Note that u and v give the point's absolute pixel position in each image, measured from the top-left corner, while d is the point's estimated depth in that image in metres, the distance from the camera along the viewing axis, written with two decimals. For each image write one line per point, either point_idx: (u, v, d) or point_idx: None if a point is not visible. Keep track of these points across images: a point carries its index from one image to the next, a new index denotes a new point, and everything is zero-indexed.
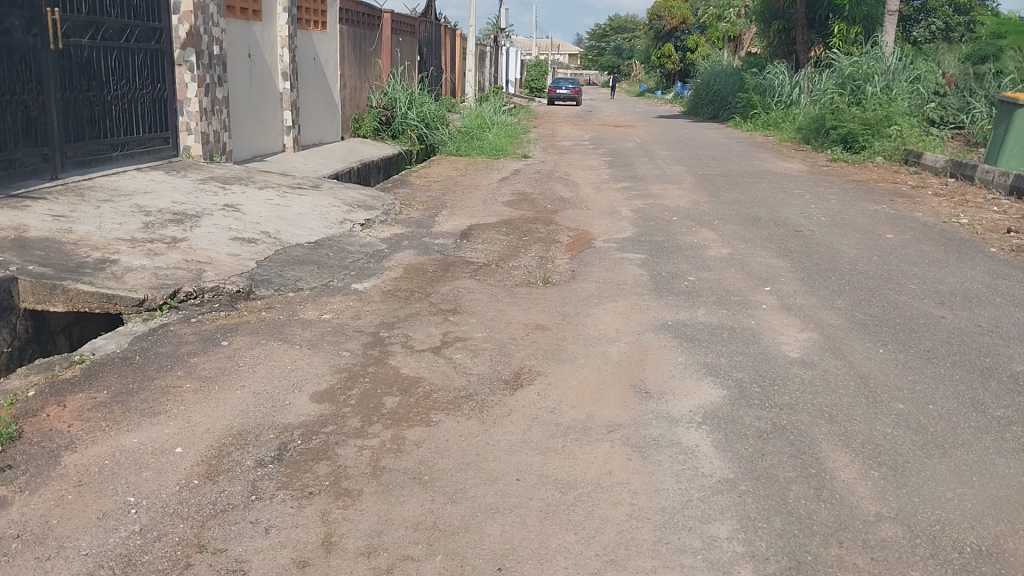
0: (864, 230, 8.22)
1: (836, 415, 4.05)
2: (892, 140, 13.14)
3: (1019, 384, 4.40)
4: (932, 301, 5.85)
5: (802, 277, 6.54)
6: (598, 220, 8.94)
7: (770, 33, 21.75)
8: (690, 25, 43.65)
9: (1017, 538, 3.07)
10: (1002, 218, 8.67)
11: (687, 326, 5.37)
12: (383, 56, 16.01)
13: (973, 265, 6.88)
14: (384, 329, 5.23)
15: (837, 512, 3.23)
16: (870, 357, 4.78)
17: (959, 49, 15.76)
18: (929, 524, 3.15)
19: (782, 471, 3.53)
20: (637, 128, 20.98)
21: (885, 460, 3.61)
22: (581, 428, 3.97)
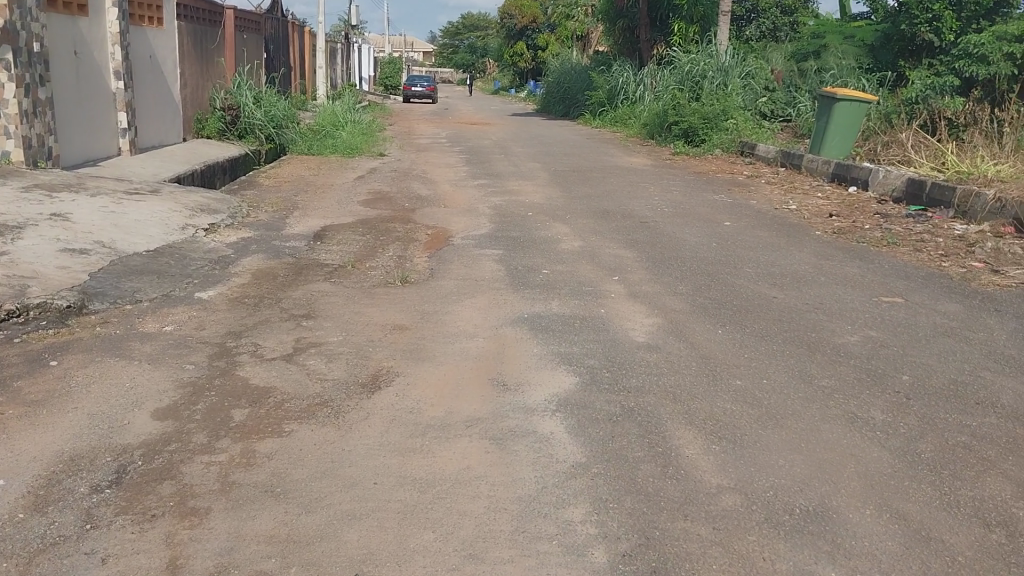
0: (705, 219, 8.68)
1: (679, 394, 4.26)
2: (729, 133, 13.98)
3: (840, 354, 4.80)
4: (765, 283, 6.27)
5: (649, 265, 6.83)
6: (456, 217, 8.97)
7: (615, 32, 22.57)
8: (541, 24, 44.48)
9: (840, 497, 3.34)
10: (825, 203, 9.41)
11: (542, 318, 5.49)
12: (227, 53, 15.35)
13: (802, 247, 7.42)
14: (231, 339, 5.02)
15: (682, 486, 3.41)
16: (711, 338, 5.07)
17: (784, 47, 16.94)
18: (764, 490, 3.39)
19: (631, 451, 3.68)
20: (494, 126, 21.20)
21: (724, 434, 3.84)
22: (439, 425, 3.97)
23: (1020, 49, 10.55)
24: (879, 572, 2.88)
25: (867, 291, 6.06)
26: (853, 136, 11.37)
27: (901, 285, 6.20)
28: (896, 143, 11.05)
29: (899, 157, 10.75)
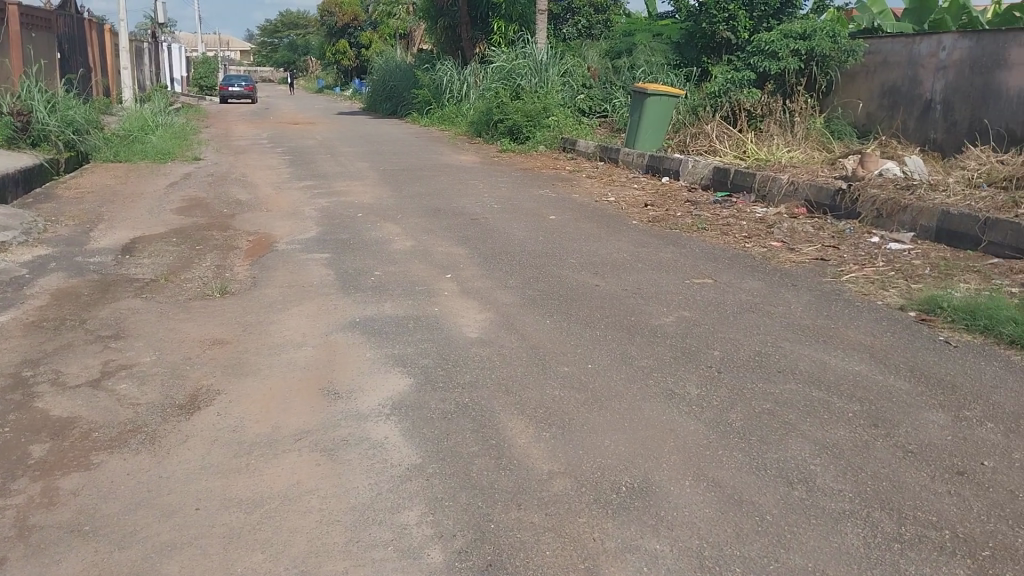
0: (531, 213, 8.89)
1: (511, 386, 4.34)
2: (551, 130, 14.41)
3: (657, 335, 5.08)
4: (589, 272, 6.51)
5: (479, 261, 6.90)
6: (280, 221, 8.64)
7: (437, 31, 22.59)
8: (362, 22, 43.75)
9: (662, 471, 3.53)
10: (643, 193, 9.92)
11: (373, 321, 5.40)
12: (12, 53, 13.94)
13: (622, 236, 7.77)
14: (27, 367, 4.57)
15: (515, 477, 3.47)
16: (540, 329, 5.20)
17: (599, 44, 17.61)
18: (593, 471, 3.52)
19: (465, 447, 3.70)
20: (318, 125, 20.63)
21: (554, 421, 3.95)
22: (267, 441, 3.82)
23: (804, 46, 11.33)
24: (698, 538, 3.07)
25: (681, 274, 6.44)
26: (665, 128, 12.08)
27: (710, 267, 6.64)
28: (702, 134, 11.79)
29: (705, 148, 11.50)
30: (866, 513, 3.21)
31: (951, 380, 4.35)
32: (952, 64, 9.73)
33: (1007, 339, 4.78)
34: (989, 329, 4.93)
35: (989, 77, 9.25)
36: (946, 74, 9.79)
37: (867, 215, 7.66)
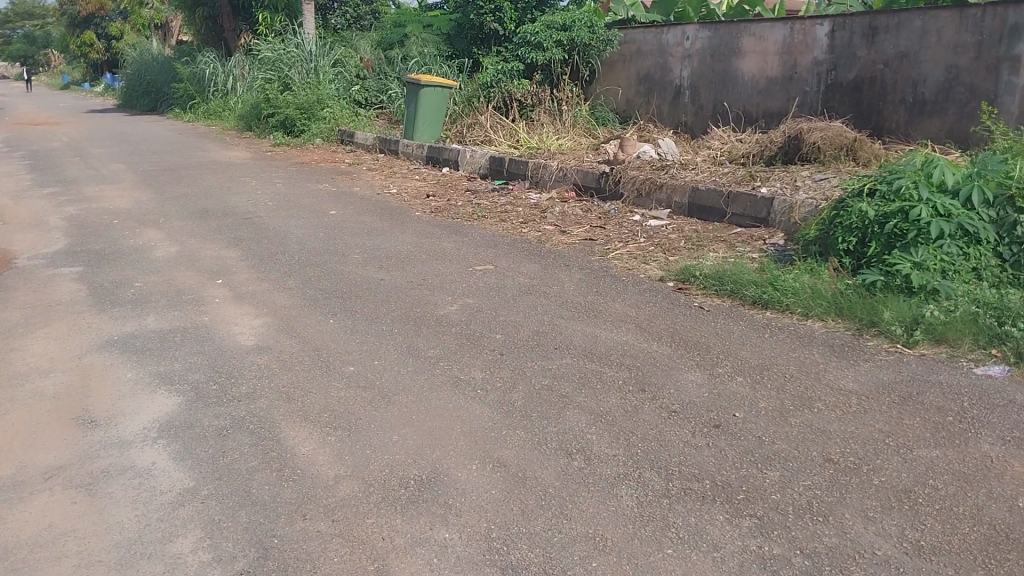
0: (309, 209, 8.61)
1: (292, 393, 4.17)
2: (326, 122, 14.05)
3: (442, 325, 5.10)
4: (371, 267, 6.41)
5: (254, 264, 6.56)
6: (20, 235, 7.70)
7: (196, 21, 21.15)
8: (111, 12, 39.98)
9: (450, 459, 3.55)
10: (422, 184, 9.94)
11: (135, 338, 4.96)
12: None
13: (404, 228, 7.73)
14: None
15: (298, 487, 3.34)
16: (321, 329, 5.04)
17: (371, 35, 17.21)
18: (379, 469, 3.47)
19: (243, 463, 3.51)
20: (64, 126, 18.61)
21: (339, 424, 3.85)
22: (11, 485, 3.39)
23: (565, 37, 11.82)
24: (486, 521, 3.12)
25: (463, 263, 6.52)
26: (439, 119, 12.10)
27: (491, 254, 6.78)
28: (477, 124, 12.06)
29: (481, 137, 11.78)
30: (638, 474, 3.43)
31: (706, 341, 4.76)
32: (696, 53, 10.64)
33: (750, 300, 5.32)
34: (734, 292, 5.44)
35: (727, 65, 10.21)
36: (691, 62, 10.68)
37: (630, 195, 8.20)
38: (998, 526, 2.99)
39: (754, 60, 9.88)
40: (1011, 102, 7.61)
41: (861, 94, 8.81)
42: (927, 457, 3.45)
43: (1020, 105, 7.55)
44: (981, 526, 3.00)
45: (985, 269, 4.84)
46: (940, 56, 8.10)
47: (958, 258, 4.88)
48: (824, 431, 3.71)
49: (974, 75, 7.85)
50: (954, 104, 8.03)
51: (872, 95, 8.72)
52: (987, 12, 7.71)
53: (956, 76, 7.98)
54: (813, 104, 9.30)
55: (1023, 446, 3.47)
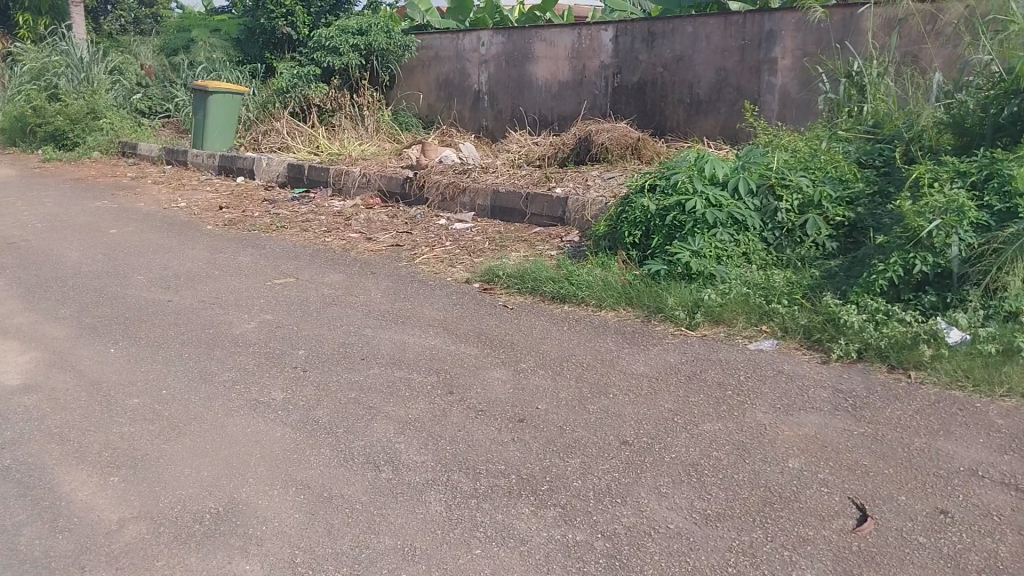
0: (86, 229, 7.88)
1: (68, 433, 3.79)
2: (105, 133, 12.95)
3: (239, 345, 4.84)
4: (159, 288, 5.97)
5: (19, 294, 5.89)
6: None
7: None
8: None
9: (250, 487, 3.37)
10: (216, 196, 9.41)
11: None
12: None
13: (195, 244, 7.27)
14: None
15: (76, 537, 3.04)
16: (101, 361, 4.62)
17: (151, 40, 16.06)
18: (170, 506, 3.23)
19: (9, 519, 3.13)
20: None
21: (123, 462, 3.54)
22: None
23: (361, 41, 11.52)
24: (288, 547, 2.99)
25: (261, 277, 6.23)
26: (232, 127, 11.51)
27: (291, 266, 6.54)
28: (273, 131, 11.60)
29: (278, 144, 11.36)
30: (446, 478, 3.43)
31: (510, 339, 4.85)
32: (491, 58, 10.85)
33: (549, 295, 5.50)
34: (534, 289, 5.61)
35: (522, 70, 10.51)
36: (487, 66, 10.88)
37: (433, 200, 8.23)
38: (772, 487, 3.27)
39: (546, 65, 10.23)
40: (772, 101, 8.39)
41: (645, 96, 9.39)
42: (710, 430, 3.72)
43: (779, 103, 8.35)
44: (758, 489, 3.27)
45: (753, 253, 5.28)
46: (711, 59, 8.78)
47: (729, 244, 5.29)
48: (619, 415, 3.90)
49: (740, 76, 8.58)
50: (724, 103, 8.74)
51: (654, 96, 9.30)
52: (746, 20, 8.47)
53: (725, 78, 8.69)
54: (603, 106, 9.78)
55: (790, 411, 3.83)
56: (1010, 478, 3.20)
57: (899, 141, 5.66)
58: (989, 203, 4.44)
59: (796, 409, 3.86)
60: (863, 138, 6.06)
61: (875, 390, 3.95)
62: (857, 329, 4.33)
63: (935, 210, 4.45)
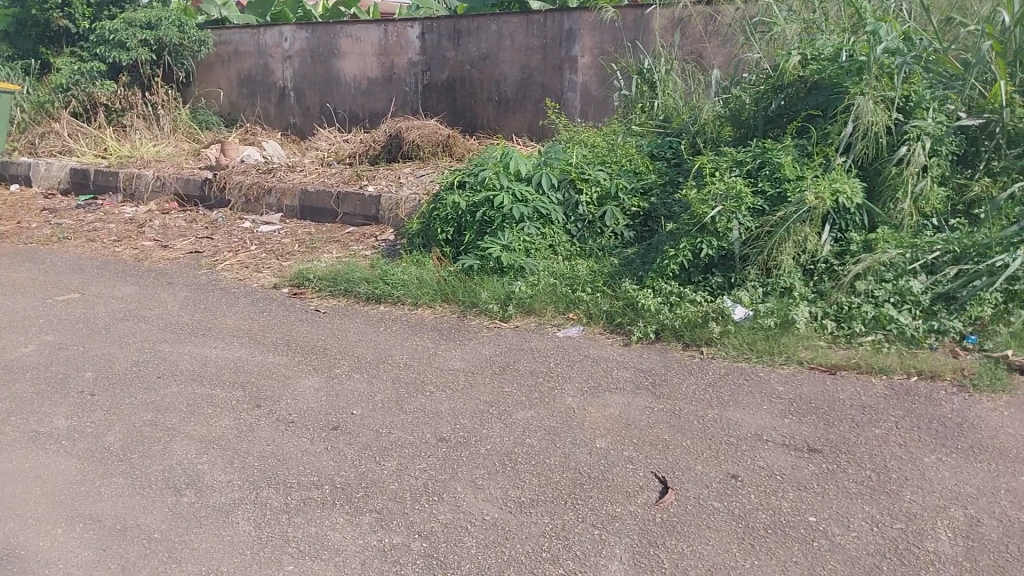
0: None
1: None
2: None
3: (14, 371, 4.36)
4: None
5: None
6: None
7: None
8: None
9: (28, 528, 3.04)
10: None
11: None
12: None
13: None
14: None
15: None
16: None
17: None
18: None
19: None
20: None
21: None
22: None
23: (151, 35, 10.66)
24: None
25: (40, 294, 5.65)
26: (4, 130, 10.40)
27: (76, 280, 5.98)
28: (53, 134, 10.66)
29: (59, 147, 10.47)
30: (254, 495, 3.27)
31: (322, 344, 4.71)
32: (295, 54, 10.46)
33: (363, 296, 5.41)
34: (347, 291, 5.49)
35: (328, 66, 10.22)
36: (291, 62, 10.49)
37: (237, 203, 7.84)
38: (581, 468, 3.40)
39: (353, 61, 10.02)
40: (574, 98, 8.72)
41: (454, 92, 9.45)
42: (524, 419, 3.81)
43: (581, 101, 8.69)
44: (569, 471, 3.38)
45: (559, 244, 5.46)
46: (515, 56, 8.98)
47: (536, 237, 5.45)
48: (435, 412, 3.90)
49: (544, 74, 8.84)
50: (530, 100, 8.97)
51: (464, 94, 9.39)
52: (547, 18, 8.72)
53: (530, 75, 8.92)
54: (413, 103, 9.75)
55: (596, 393, 4.00)
56: (790, 438, 3.51)
57: (686, 134, 6.08)
58: (762, 188, 4.82)
59: (602, 390, 4.03)
60: (656, 131, 6.42)
61: (672, 367, 4.21)
62: (654, 311, 4.59)
63: (716, 197, 4.78)
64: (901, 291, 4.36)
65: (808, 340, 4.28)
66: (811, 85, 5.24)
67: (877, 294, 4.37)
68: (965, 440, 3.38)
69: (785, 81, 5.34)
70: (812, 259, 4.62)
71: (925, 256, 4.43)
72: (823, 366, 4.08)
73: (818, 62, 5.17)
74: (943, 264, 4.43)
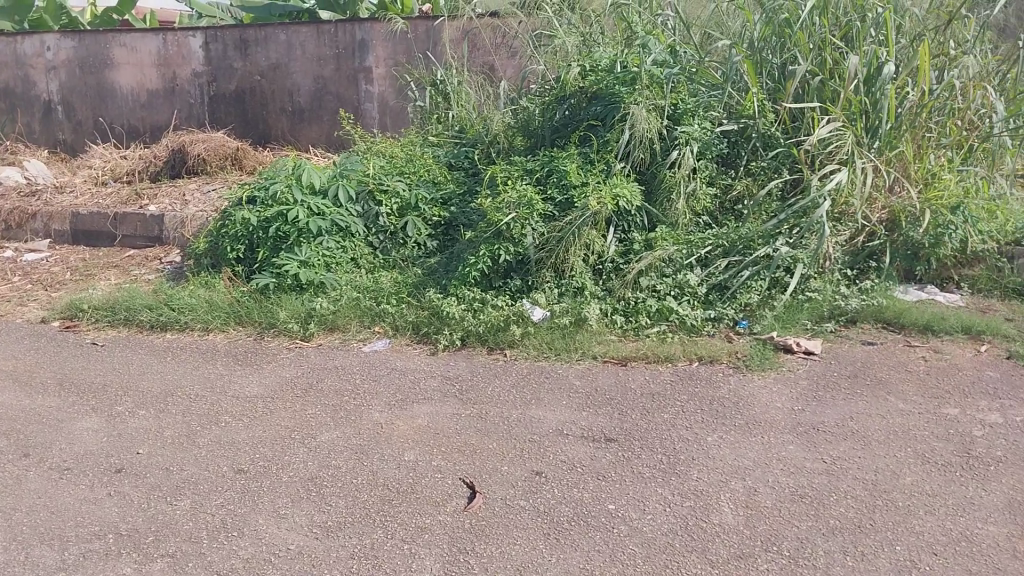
0: None
1: None
2: None
3: None
4: None
5: None
6: None
7: None
8: None
9: None
10: None
11: None
12: None
13: None
14: None
15: None
16: None
17: None
18: None
19: None
20: None
21: None
22: None
23: None
24: None
25: None
26: None
27: None
28: None
29: None
30: (22, 556, 2.92)
31: (101, 380, 4.32)
32: (61, 65, 9.53)
33: (147, 324, 5.03)
34: (129, 320, 5.09)
35: (100, 77, 9.41)
36: (56, 74, 9.55)
37: None
38: (389, 484, 3.35)
39: (129, 72, 9.30)
40: (371, 108, 8.63)
41: (244, 104, 9.04)
42: (328, 440, 3.70)
43: (378, 111, 8.62)
44: (377, 488, 3.32)
45: (361, 257, 5.36)
46: (307, 67, 8.73)
47: (337, 251, 5.32)
48: (232, 443, 3.69)
49: (338, 85, 8.67)
50: (327, 111, 8.77)
51: (255, 105, 9.02)
52: (338, 28, 8.54)
53: (324, 86, 8.72)
54: (200, 116, 9.21)
55: (402, 406, 3.96)
56: (589, 431, 3.66)
57: (479, 143, 6.21)
58: (552, 195, 5.01)
59: (408, 402, 4.00)
60: (451, 141, 6.50)
61: (477, 372, 4.26)
62: (457, 319, 4.62)
63: (509, 204, 4.92)
64: (680, 284, 4.69)
65: (601, 335, 4.50)
66: (591, 95, 5.54)
67: (659, 288, 4.69)
68: (742, 417, 3.69)
69: (568, 92, 5.59)
70: (600, 260, 4.88)
71: (699, 251, 4.80)
72: (615, 359, 4.31)
73: (595, 73, 5.47)
74: (714, 257, 4.81)
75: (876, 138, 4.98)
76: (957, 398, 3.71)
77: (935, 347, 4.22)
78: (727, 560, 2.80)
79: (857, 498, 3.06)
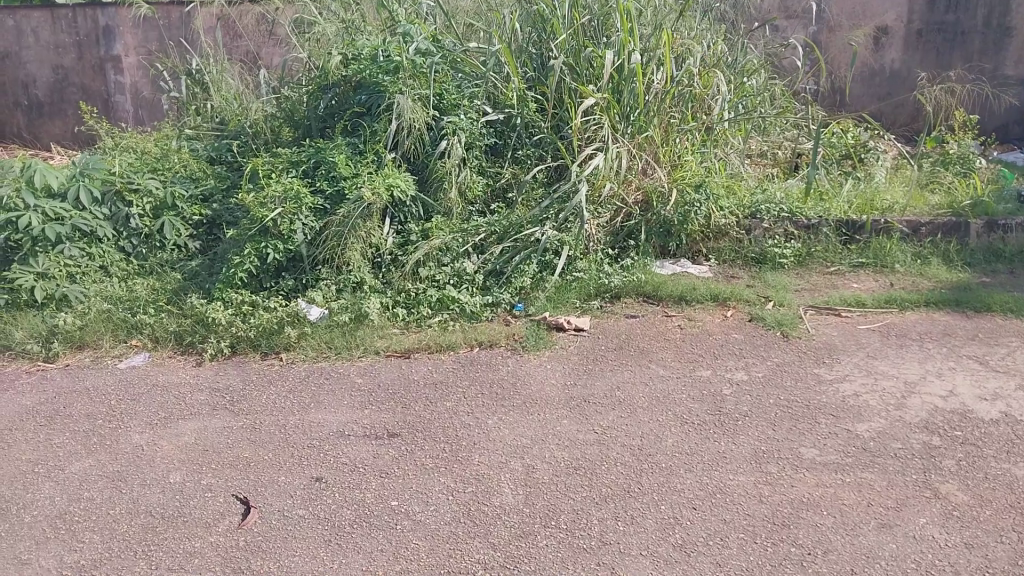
0: None
1: None
2: None
3: None
4: None
5: None
6: None
7: None
8: None
9: None
10: None
11: None
12: None
13: None
14: None
15: None
16: None
17: None
18: None
19: None
20: None
21: None
22: None
23: None
24: None
25: None
26: None
27: None
28: None
29: None
30: None
31: None
32: None
33: None
34: None
35: None
36: None
37: None
38: (152, 511, 3.07)
39: None
40: (122, 100, 7.87)
41: None
42: (80, 471, 3.32)
43: (131, 103, 7.87)
44: (138, 517, 3.03)
45: (112, 264, 4.90)
46: (44, 56, 7.84)
47: (82, 259, 4.83)
48: None
49: (81, 75, 7.84)
50: (70, 105, 7.91)
51: None
52: (75, 13, 7.70)
53: (65, 77, 7.85)
54: None
55: (166, 425, 3.65)
56: (370, 428, 3.58)
57: (243, 136, 5.88)
58: (321, 188, 4.83)
59: (172, 420, 3.69)
60: (212, 134, 6.11)
61: (250, 381, 4.02)
62: (225, 325, 4.33)
63: (275, 199, 4.68)
64: (458, 273, 4.72)
65: (383, 330, 4.42)
66: (355, 84, 5.41)
67: (438, 278, 4.69)
68: (519, 397, 3.78)
69: (331, 81, 5.45)
70: (378, 253, 4.78)
71: (473, 239, 4.86)
72: (397, 352, 4.25)
73: (359, 62, 5.34)
74: (489, 244, 4.89)
75: (627, 124, 5.31)
76: (709, 360, 4.04)
77: (690, 315, 4.58)
78: (507, 541, 2.84)
79: (626, 464, 3.23)
